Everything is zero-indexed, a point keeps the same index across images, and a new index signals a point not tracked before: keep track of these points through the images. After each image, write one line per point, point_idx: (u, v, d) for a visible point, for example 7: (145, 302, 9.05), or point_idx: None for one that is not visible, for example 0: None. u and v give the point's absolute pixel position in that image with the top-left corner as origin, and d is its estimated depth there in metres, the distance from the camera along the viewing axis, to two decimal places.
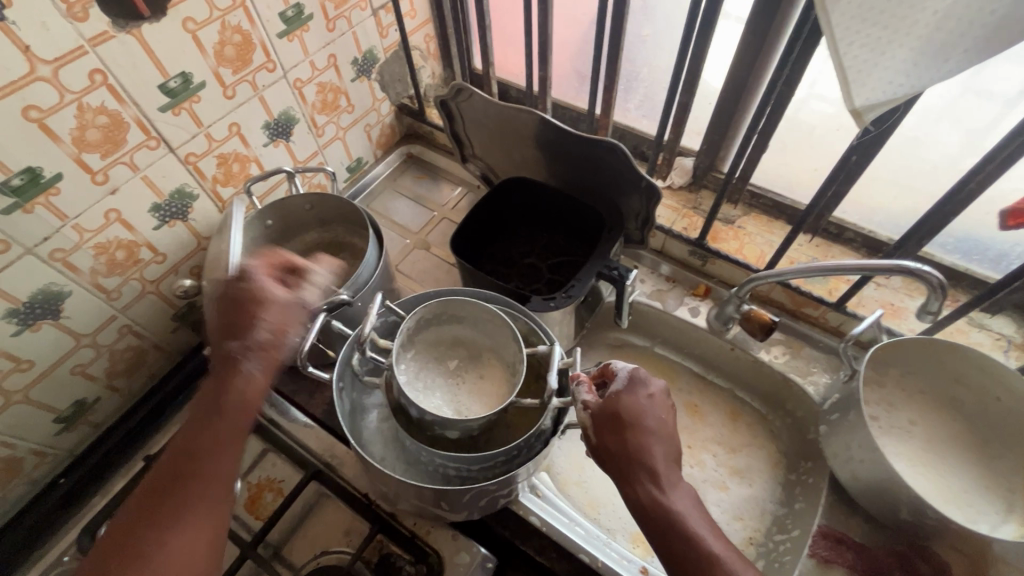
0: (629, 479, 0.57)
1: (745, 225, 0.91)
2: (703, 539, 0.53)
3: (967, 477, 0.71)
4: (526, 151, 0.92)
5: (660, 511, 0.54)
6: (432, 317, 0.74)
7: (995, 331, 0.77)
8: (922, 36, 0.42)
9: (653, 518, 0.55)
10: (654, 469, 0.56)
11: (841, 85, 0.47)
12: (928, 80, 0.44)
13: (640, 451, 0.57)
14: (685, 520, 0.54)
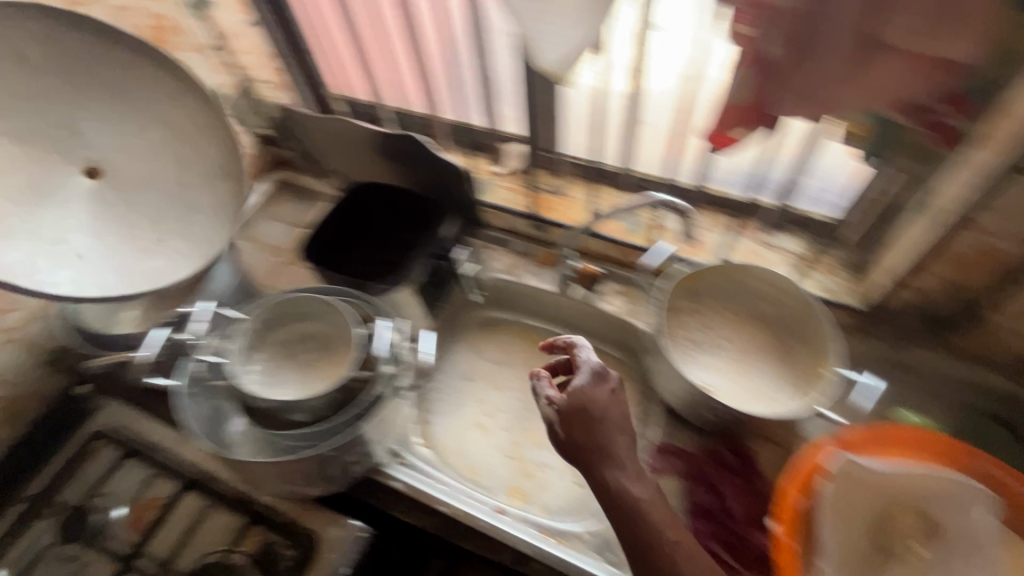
0: (599, 471, 0.59)
1: (575, 194, 1.01)
2: (662, 528, 0.56)
3: (769, 376, 0.82)
4: (369, 164, 1.03)
5: (625, 501, 0.57)
6: (276, 317, 0.80)
7: (782, 249, 0.89)
8: (564, 5, 0.56)
9: (615, 508, 0.57)
10: (623, 462, 0.59)
11: (531, 49, 0.61)
12: (582, 31, 0.57)
13: (608, 445, 0.60)
14: (647, 511, 0.56)
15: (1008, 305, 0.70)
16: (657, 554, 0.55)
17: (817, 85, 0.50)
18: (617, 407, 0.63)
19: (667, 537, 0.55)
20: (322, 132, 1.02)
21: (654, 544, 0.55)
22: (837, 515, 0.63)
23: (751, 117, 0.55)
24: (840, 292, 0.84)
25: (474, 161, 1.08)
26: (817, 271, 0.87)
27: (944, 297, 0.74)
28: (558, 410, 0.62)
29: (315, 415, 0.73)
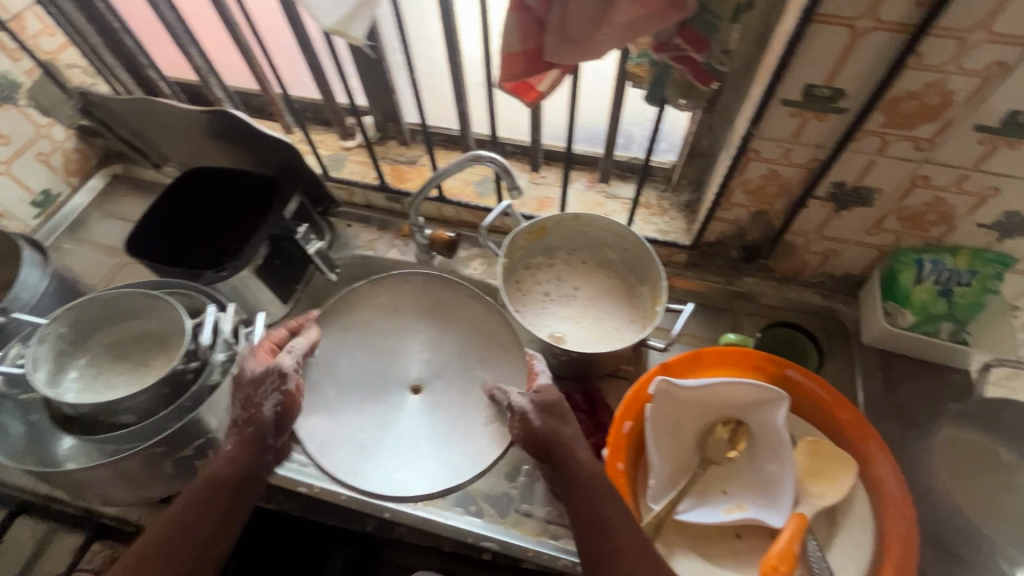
0: (562, 462, 0.59)
1: (426, 162, 1.00)
2: (618, 524, 0.55)
3: (617, 318, 0.86)
4: (198, 146, 0.94)
5: (583, 489, 0.57)
6: (96, 318, 0.74)
7: (622, 198, 0.93)
8: None
9: (576, 493, 0.57)
10: (578, 453, 0.59)
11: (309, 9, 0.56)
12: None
13: (564, 435, 0.60)
14: (604, 502, 0.56)
15: (801, 227, 0.78)
16: (608, 541, 0.53)
17: (579, 26, 0.51)
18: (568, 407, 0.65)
19: (622, 522, 0.55)
20: (136, 114, 0.92)
21: (611, 530, 0.54)
22: (661, 431, 0.69)
23: (532, 65, 0.57)
24: (673, 232, 0.90)
25: (322, 137, 1.04)
26: (654, 215, 0.92)
27: (752, 225, 0.81)
28: (529, 411, 0.62)
29: (144, 416, 0.67)
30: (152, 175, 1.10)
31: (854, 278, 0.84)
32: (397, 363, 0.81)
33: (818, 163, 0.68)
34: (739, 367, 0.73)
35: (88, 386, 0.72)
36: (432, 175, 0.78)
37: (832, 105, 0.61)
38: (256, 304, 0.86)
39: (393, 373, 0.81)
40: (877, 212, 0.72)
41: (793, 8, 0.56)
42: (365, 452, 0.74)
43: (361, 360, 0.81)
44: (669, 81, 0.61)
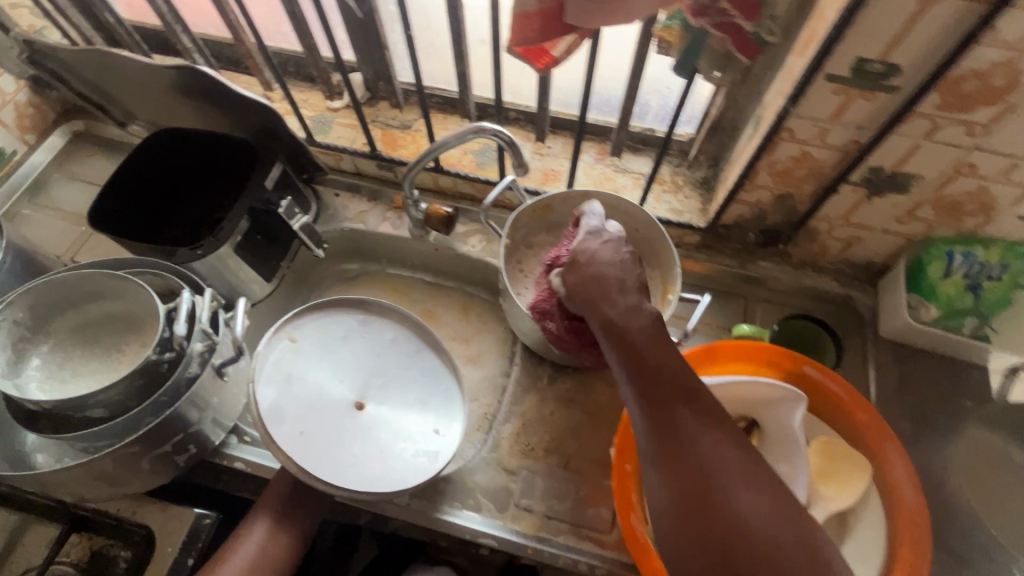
0: (641, 384, 0.47)
1: (421, 127, 0.92)
2: (662, 365, 0.48)
3: None
4: (165, 105, 0.84)
5: (644, 367, 0.48)
6: (57, 302, 0.67)
7: (634, 172, 0.86)
8: None
9: (611, 334, 0.51)
10: (653, 365, 0.48)
11: None
12: None
13: (636, 347, 0.49)
14: (639, 348, 0.49)
15: (826, 213, 0.73)
16: (660, 390, 0.47)
17: None
18: (629, 276, 0.54)
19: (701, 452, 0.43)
20: (93, 70, 0.80)
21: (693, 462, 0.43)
22: None
23: (549, 28, 0.49)
24: (687, 212, 0.84)
25: (306, 96, 0.94)
26: (667, 192, 0.86)
27: (773, 208, 0.75)
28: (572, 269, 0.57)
29: (118, 410, 0.62)
30: (118, 134, 1.00)
31: (874, 267, 0.80)
32: (382, 377, 0.74)
33: (855, 146, 0.62)
34: (755, 363, 0.69)
35: (53, 375, 0.66)
36: (430, 146, 0.71)
37: (883, 83, 0.54)
38: (237, 282, 0.79)
39: (337, 378, 0.72)
40: (912, 199, 0.67)
41: None
42: (329, 459, 0.65)
43: (319, 347, 0.73)
44: (704, 49, 0.53)
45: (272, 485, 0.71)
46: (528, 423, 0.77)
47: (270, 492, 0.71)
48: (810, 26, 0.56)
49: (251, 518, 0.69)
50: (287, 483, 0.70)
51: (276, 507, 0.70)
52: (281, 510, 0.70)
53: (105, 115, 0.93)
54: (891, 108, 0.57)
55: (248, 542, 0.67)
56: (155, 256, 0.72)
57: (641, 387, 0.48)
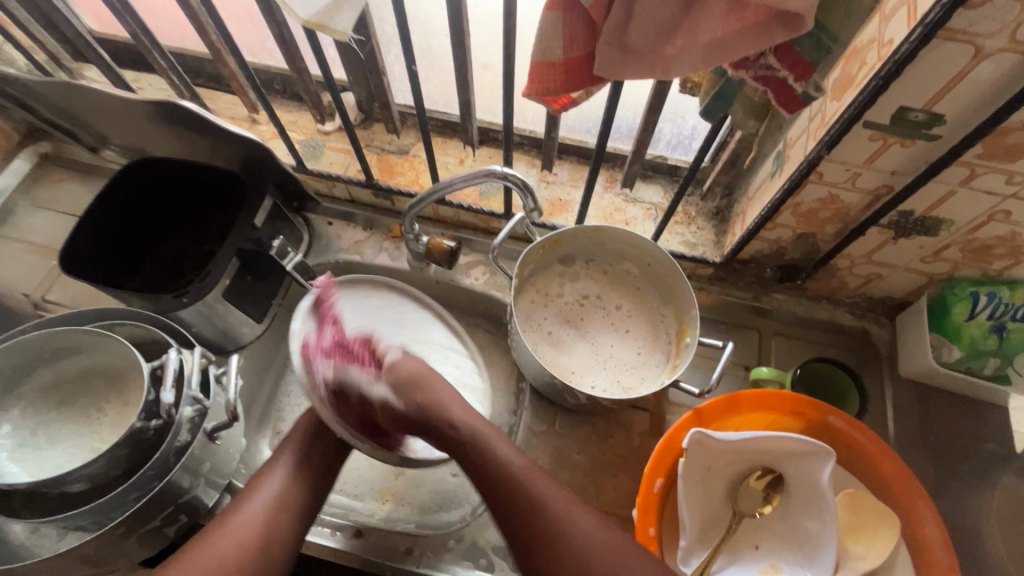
0: (495, 480, 0.53)
1: (419, 152, 0.86)
2: (491, 449, 0.55)
3: (640, 342, 0.77)
4: (142, 131, 0.77)
5: (476, 468, 0.55)
6: (27, 362, 0.61)
7: (645, 202, 0.82)
8: None
9: (461, 454, 0.56)
10: (512, 474, 0.53)
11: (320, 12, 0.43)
12: None
13: (483, 456, 0.55)
14: (475, 435, 0.56)
15: (849, 251, 0.70)
16: (490, 480, 0.54)
17: (642, 37, 0.39)
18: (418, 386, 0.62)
19: (580, 530, 0.51)
20: (63, 96, 0.74)
21: (548, 534, 0.50)
22: (695, 486, 0.63)
23: (573, 79, 0.45)
24: (700, 244, 0.81)
25: (294, 117, 0.88)
26: (679, 223, 0.82)
27: (794, 245, 0.72)
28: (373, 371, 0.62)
29: (100, 481, 0.57)
30: (88, 156, 0.92)
31: (892, 301, 0.77)
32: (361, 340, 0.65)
33: (886, 190, 0.59)
34: (778, 411, 0.66)
35: (28, 442, 0.61)
36: (436, 183, 0.66)
37: (924, 131, 0.51)
38: (226, 326, 0.74)
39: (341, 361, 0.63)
40: (941, 241, 0.63)
41: (905, 14, 0.45)
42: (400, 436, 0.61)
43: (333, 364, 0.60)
44: (736, 98, 0.49)
45: (292, 431, 0.63)
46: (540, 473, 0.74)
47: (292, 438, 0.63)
48: (845, 68, 0.53)
49: (267, 473, 0.60)
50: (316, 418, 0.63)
51: (298, 454, 0.61)
52: (307, 445, 0.62)
53: (75, 138, 0.86)
54: (929, 155, 0.54)
55: (264, 491, 0.58)
56: (135, 304, 0.67)
57: (494, 502, 0.54)
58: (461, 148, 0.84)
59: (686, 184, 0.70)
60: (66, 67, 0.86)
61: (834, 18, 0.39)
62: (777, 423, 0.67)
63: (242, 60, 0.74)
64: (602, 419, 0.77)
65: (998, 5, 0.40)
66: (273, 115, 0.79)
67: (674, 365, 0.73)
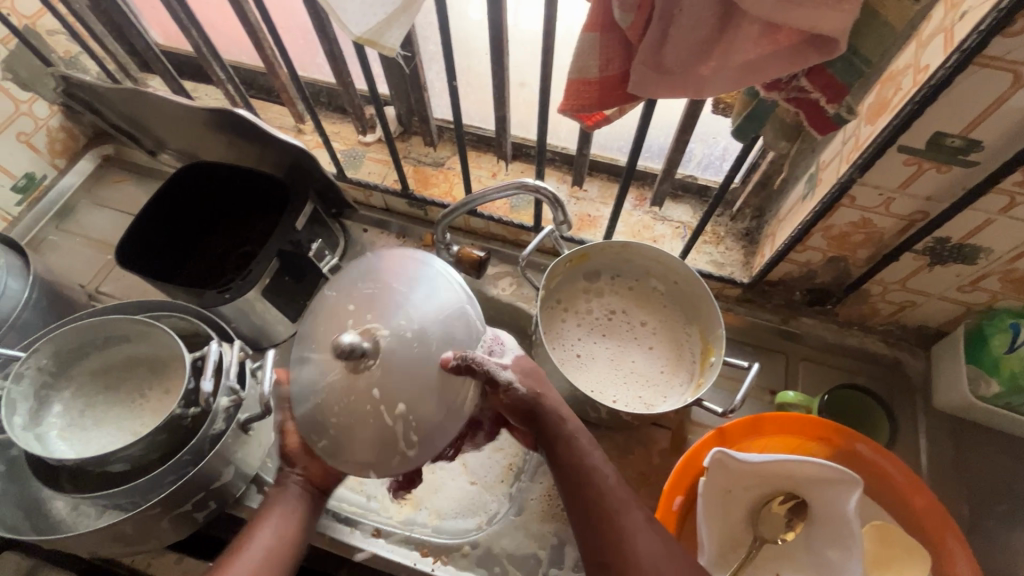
0: (594, 504, 0.51)
1: (454, 165, 0.89)
2: (609, 488, 0.51)
3: (664, 360, 0.76)
4: (197, 137, 0.82)
5: (587, 492, 0.51)
6: (81, 346, 0.65)
7: (674, 221, 0.82)
8: None
9: (579, 477, 0.51)
10: (618, 511, 0.50)
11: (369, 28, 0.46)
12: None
13: (600, 493, 0.51)
14: (591, 472, 0.52)
15: (882, 277, 0.69)
16: (595, 514, 0.50)
17: (675, 57, 0.40)
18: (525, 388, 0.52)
19: (648, 547, 0.50)
20: (129, 102, 0.80)
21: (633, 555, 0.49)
22: (715, 507, 0.62)
23: (607, 96, 0.46)
24: (728, 265, 0.81)
25: (338, 128, 0.92)
26: (707, 243, 0.82)
27: (825, 269, 0.72)
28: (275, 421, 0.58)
29: (139, 464, 0.60)
30: (146, 159, 0.99)
31: (929, 331, 0.75)
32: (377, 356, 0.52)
33: (921, 216, 0.59)
34: (803, 436, 0.65)
35: (76, 422, 0.65)
36: (470, 194, 0.68)
37: (960, 157, 0.51)
38: (263, 323, 0.78)
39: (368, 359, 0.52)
40: (979, 270, 0.62)
41: (941, 41, 0.45)
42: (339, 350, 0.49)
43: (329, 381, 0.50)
44: (768, 119, 0.50)
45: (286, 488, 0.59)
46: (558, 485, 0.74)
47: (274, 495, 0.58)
48: (880, 92, 0.53)
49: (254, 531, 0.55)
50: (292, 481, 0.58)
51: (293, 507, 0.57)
52: (297, 508, 0.58)
53: (137, 142, 0.93)
54: (966, 181, 0.53)
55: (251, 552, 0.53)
56: (180, 297, 0.71)
57: (582, 520, 0.51)
58: (494, 162, 0.87)
59: (716, 203, 0.70)
60: (133, 77, 0.93)
61: (868, 44, 0.40)
62: (801, 447, 0.65)
63: (293, 73, 0.78)
64: (623, 434, 0.77)
65: None
66: (319, 125, 0.84)
67: (698, 384, 0.73)
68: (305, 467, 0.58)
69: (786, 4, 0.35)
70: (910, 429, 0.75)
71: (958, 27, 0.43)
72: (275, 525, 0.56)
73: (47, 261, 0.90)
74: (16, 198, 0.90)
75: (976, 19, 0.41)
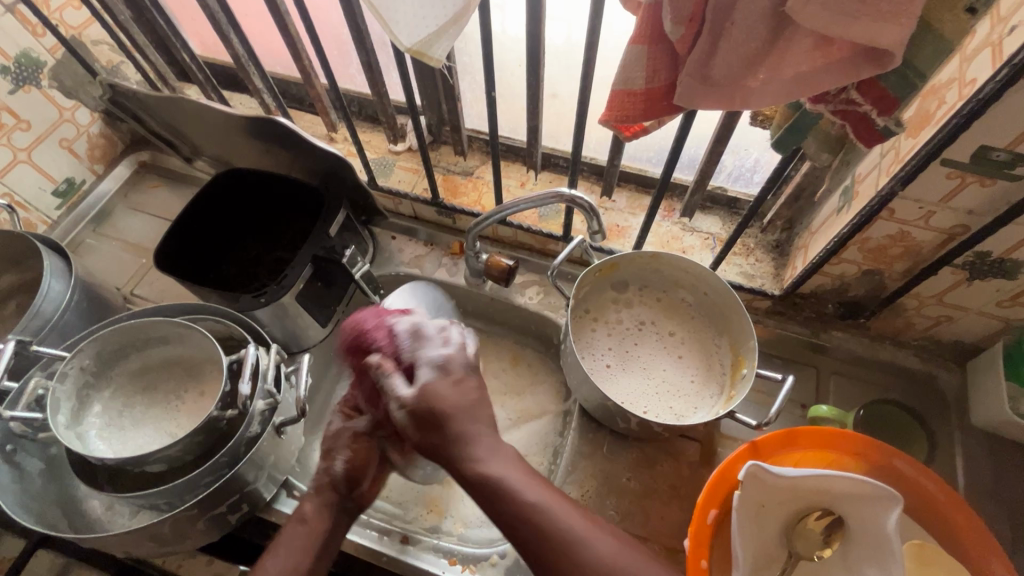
0: (516, 522, 0.44)
1: (483, 175, 0.90)
2: (535, 509, 0.44)
3: (693, 372, 0.76)
4: (234, 145, 0.84)
5: (521, 528, 0.44)
6: (121, 347, 0.66)
7: (703, 232, 0.82)
8: None
9: (494, 508, 0.45)
10: (563, 538, 0.44)
11: (418, 40, 0.47)
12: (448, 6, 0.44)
13: (533, 524, 0.44)
14: (503, 486, 0.45)
15: (919, 291, 0.68)
16: (540, 551, 0.44)
17: (725, 70, 0.41)
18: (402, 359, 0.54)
19: (594, 551, 0.43)
20: (170, 110, 0.82)
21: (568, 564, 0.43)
22: (750, 523, 0.61)
23: (653, 107, 0.47)
24: (759, 277, 0.80)
25: (369, 138, 0.94)
26: (737, 254, 0.82)
27: (859, 282, 0.71)
28: (335, 450, 0.60)
29: (176, 465, 0.61)
30: (181, 166, 1.01)
31: (965, 346, 0.74)
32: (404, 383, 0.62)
33: (962, 230, 0.58)
34: (839, 452, 0.64)
35: (114, 423, 0.66)
36: (503, 203, 0.69)
37: (1006, 172, 0.51)
38: (294, 328, 0.78)
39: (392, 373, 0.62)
40: (1020, 286, 0.61)
41: (989, 55, 0.45)
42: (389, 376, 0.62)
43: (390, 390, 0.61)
44: (810, 131, 0.50)
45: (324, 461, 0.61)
46: (587, 497, 0.73)
47: (298, 528, 0.57)
48: (922, 105, 0.53)
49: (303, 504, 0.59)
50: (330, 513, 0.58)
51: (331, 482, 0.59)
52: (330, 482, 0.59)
53: (173, 149, 0.95)
54: (1010, 196, 0.53)
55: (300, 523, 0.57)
56: (217, 301, 0.72)
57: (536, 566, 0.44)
58: (523, 172, 0.87)
59: (748, 215, 0.70)
60: (171, 86, 0.96)
61: (918, 58, 0.40)
62: (836, 463, 0.65)
63: (329, 82, 0.80)
64: (652, 446, 0.76)
65: None
66: (351, 133, 0.85)
67: (729, 396, 0.72)
68: (367, 488, 0.61)
69: (843, 16, 0.35)
70: (946, 447, 0.73)
71: (1008, 41, 0.43)
72: (299, 559, 0.54)
73: (85, 264, 0.92)
74: (56, 202, 0.92)
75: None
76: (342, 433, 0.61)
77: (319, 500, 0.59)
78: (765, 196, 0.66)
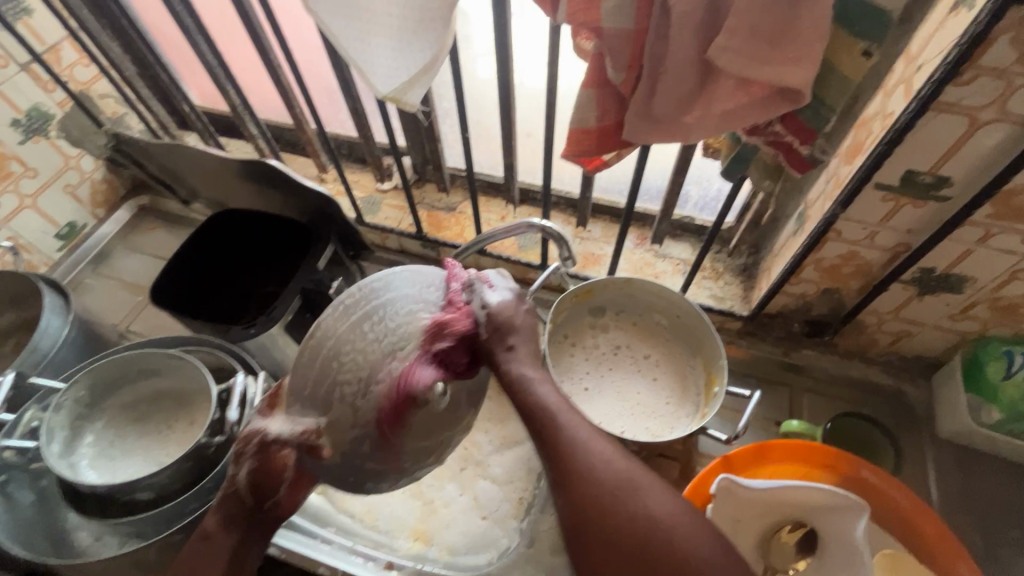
0: (542, 434, 0.44)
1: (465, 210, 0.95)
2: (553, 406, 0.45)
3: (669, 392, 0.79)
4: (229, 186, 0.89)
5: (545, 433, 0.44)
6: (115, 378, 0.69)
7: (674, 258, 0.87)
8: (393, 28, 0.48)
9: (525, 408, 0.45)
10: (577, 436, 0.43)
11: (395, 89, 0.53)
12: (415, 59, 0.50)
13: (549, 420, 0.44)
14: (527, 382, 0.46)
15: (874, 307, 0.72)
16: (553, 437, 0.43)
17: (663, 108, 0.46)
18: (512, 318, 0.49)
19: (613, 466, 0.41)
20: (170, 155, 0.87)
21: (582, 471, 0.41)
22: (724, 538, 0.62)
23: (605, 143, 0.52)
24: (728, 299, 0.84)
25: (358, 178, 1.00)
26: (707, 278, 0.86)
27: (820, 300, 0.75)
28: (240, 459, 0.49)
29: (164, 492, 0.63)
30: (179, 209, 1.06)
31: (927, 360, 0.77)
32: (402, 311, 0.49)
33: (905, 248, 0.63)
34: (808, 464, 0.66)
35: (105, 452, 0.68)
36: (479, 235, 0.72)
37: (933, 193, 0.55)
38: (283, 358, 0.81)
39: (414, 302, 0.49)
40: (968, 299, 0.65)
41: (903, 90, 0.50)
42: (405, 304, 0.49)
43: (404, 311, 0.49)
44: (751, 161, 0.55)
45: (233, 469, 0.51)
46: None
47: (200, 545, 0.51)
48: (855, 135, 0.58)
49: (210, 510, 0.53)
50: (237, 528, 0.52)
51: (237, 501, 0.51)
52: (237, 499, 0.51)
53: (172, 193, 1.00)
54: (942, 215, 0.57)
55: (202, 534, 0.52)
56: (211, 333, 0.75)
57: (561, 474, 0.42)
58: (503, 206, 0.93)
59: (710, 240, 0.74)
60: (172, 133, 1.02)
61: (829, 95, 0.45)
62: (810, 477, 0.66)
63: (319, 128, 0.85)
64: None
65: (985, 83, 0.46)
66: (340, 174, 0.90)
67: (703, 414, 0.74)
68: (283, 496, 0.50)
69: (757, 62, 0.40)
70: (917, 460, 0.75)
71: (916, 78, 0.48)
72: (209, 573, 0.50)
73: (83, 303, 0.96)
74: (57, 244, 0.97)
75: (929, 71, 0.47)
76: (252, 438, 0.49)
77: (223, 514, 0.52)
78: (722, 223, 0.71)
